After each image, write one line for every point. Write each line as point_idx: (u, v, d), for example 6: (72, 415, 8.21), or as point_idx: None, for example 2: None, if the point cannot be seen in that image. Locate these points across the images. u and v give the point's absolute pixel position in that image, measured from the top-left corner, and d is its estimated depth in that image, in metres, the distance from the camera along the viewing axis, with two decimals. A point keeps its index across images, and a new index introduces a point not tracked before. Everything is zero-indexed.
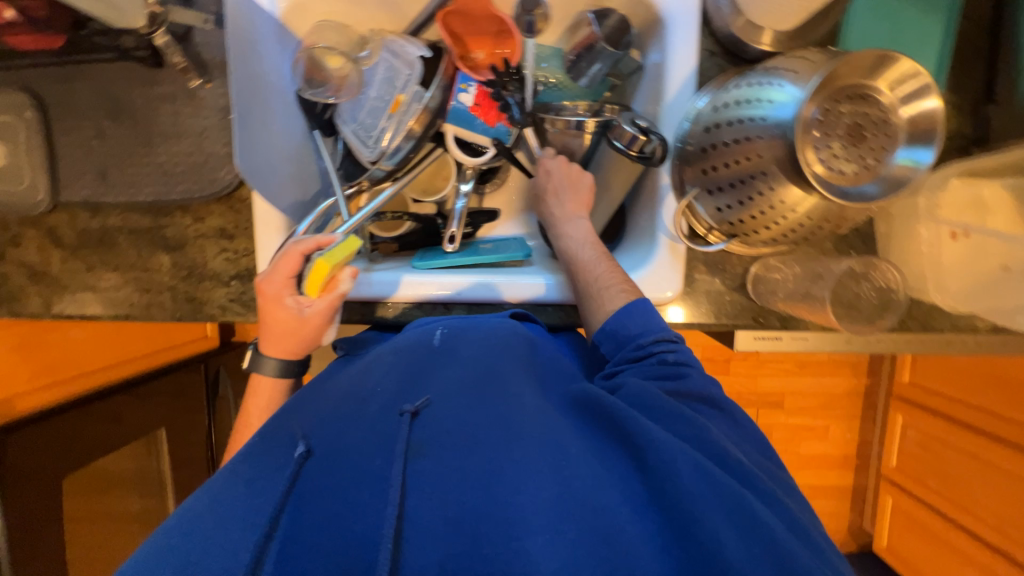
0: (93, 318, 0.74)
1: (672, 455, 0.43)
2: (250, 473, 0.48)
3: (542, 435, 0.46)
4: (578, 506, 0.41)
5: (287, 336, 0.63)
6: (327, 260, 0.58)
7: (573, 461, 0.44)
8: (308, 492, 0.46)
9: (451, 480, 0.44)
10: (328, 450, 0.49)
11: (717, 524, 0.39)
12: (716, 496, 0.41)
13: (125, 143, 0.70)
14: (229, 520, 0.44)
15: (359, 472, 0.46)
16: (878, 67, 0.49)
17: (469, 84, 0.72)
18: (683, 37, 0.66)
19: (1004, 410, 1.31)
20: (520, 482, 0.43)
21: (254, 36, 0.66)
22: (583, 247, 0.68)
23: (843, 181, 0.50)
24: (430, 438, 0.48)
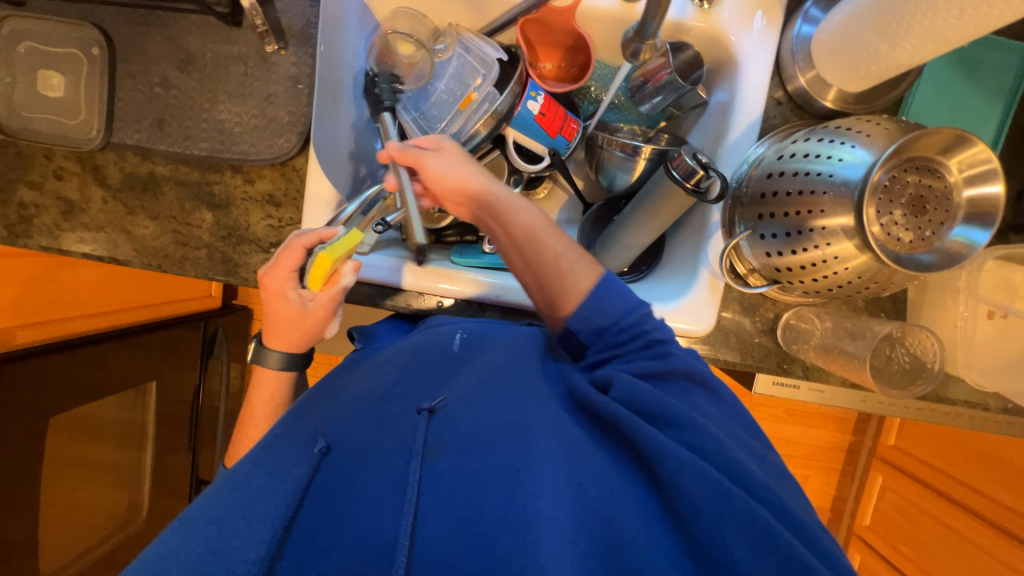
0: (124, 264, 0.73)
1: (682, 470, 0.41)
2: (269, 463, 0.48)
3: (558, 442, 0.44)
4: (594, 517, 0.40)
5: (289, 328, 0.62)
6: (329, 255, 0.55)
7: (589, 470, 0.43)
8: (328, 488, 0.47)
9: (466, 483, 0.43)
10: (349, 447, 0.49)
11: (731, 544, 0.38)
12: (726, 511, 0.39)
13: (189, 95, 0.69)
14: (252, 504, 0.44)
15: (378, 470, 0.46)
16: (952, 147, 0.51)
17: (538, 93, 0.71)
18: (754, 82, 0.67)
19: (983, 485, 1.35)
20: (538, 487, 0.41)
21: (340, 14, 0.67)
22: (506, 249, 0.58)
23: (898, 248, 0.52)
24: (448, 439, 0.46)
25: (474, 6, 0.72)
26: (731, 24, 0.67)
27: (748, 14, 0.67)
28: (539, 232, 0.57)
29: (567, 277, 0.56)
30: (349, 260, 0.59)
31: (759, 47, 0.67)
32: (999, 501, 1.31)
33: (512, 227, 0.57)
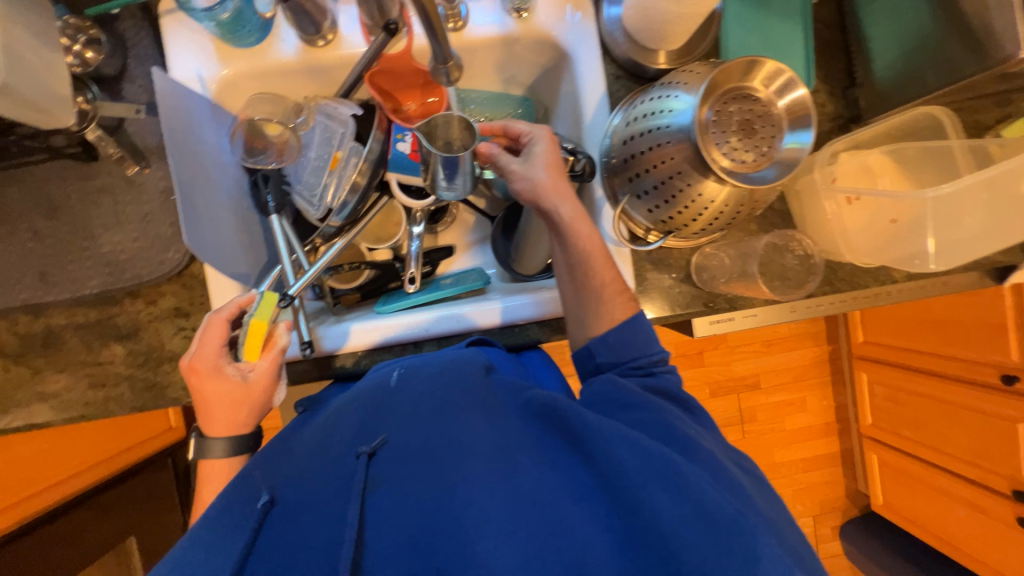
0: (45, 425, 0.70)
1: (615, 447, 0.47)
2: (211, 531, 0.47)
3: (492, 450, 0.50)
4: (528, 507, 0.45)
5: (230, 409, 0.60)
6: (261, 317, 0.60)
7: (523, 468, 0.49)
8: (273, 540, 0.47)
9: (408, 508, 0.47)
10: (293, 497, 0.50)
11: (657, 497, 0.44)
12: (653, 474, 0.45)
13: (64, 239, 0.69)
14: (211, 561, 0.45)
15: (325, 510, 0.48)
16: (750, 70, 0.57)
17: (404, 134, 0.76)
18: (589, 65, 0.73)
19: (946, 350, 1.42)
20: (472, 495, 0.47)
21: (190, 118, 0.66)
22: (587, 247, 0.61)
23: (746, 169, 0.57)
24: (388, 473, 0.50)
25: (320, 75, 0.75)
26: (549, 23, 0.73)
27: (561, 9, 0.73)
28: (599, 261, 0.61)
29: (603, 306, 0.61)
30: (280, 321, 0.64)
31: (580, 35, 0.73)
32: (964, 359, 1.38)
33: (573, 248, 0.61)
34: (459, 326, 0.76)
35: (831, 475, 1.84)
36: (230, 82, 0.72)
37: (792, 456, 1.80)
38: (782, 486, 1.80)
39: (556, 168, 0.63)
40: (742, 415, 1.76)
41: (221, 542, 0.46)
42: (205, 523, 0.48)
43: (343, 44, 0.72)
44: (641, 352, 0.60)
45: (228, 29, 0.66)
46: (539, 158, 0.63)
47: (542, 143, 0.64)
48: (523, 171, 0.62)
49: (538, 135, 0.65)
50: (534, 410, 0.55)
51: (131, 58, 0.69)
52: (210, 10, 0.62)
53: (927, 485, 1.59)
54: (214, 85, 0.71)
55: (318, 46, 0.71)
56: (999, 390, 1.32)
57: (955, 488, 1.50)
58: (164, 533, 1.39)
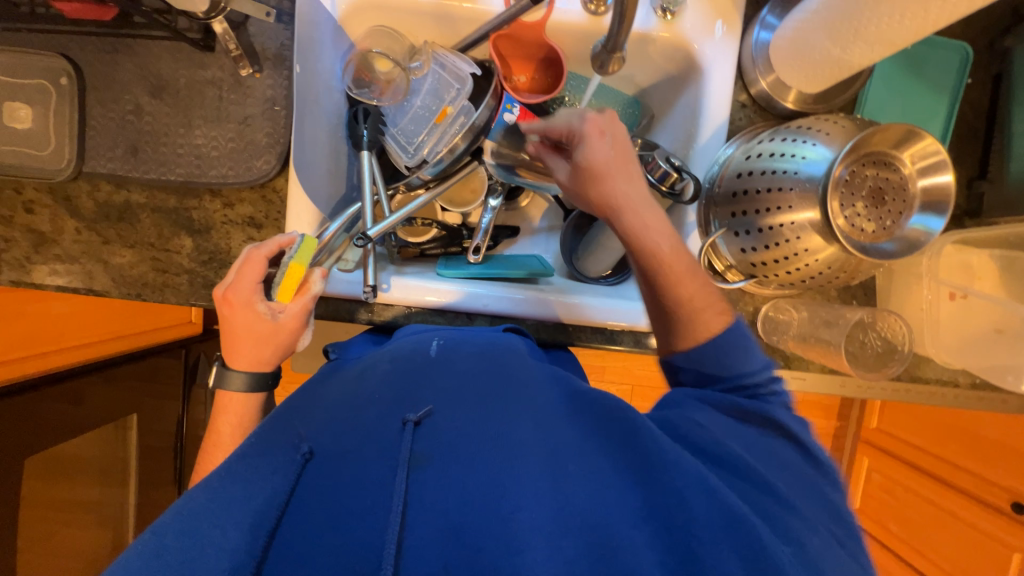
0: (101, 294, 0.72)
1: (683, 486, 0.43)
2: (245, 469, 0.46)
3: (543, 450, 0.46)
4: (580, 524, 0.41)
5: (259, 343, 0.60)
6: (301, 261, 0.59)
7: (574, 479, 0.44)
8: (312, 492, 0.45)
9: (454, 493, 0.44)
10: (333, 450, 0.48)
11: (723, 553, 0.39)
12: (718, 518, 0.41)
13: (163, 122, 0.69)
14: (251, 492, 0.44)
15: (364, 475, 0.45)
16: (904, 140, 0.54)
17: (513, 105, 0.72)
18: (720, 86, 0.71)
19: (965, 463, 1.38)
20: (521, 498, 0.43)
21: (314, 37, 0.67)
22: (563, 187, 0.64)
23: (863, 238, 0.55)
24: (434, 449, 0.47)
25: (445, 23, 0.73)
26: (691, 33, 0.70)
27: (708, 23, 0.70)
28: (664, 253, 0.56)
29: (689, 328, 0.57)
30: (315, 269, 0.63)
31: (721, 53, 0.70)
32: (982, 477, 1.34)
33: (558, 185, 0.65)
34: (514, 308, 0.76)
35: None
36: (358, 6, 0.70)
37: None
38: None
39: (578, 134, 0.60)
40: None
41: (259, 482, 0.45)
42: (241, 459, 0.47)
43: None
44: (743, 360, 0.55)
45: None
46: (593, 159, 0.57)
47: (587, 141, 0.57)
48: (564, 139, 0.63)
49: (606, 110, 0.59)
50: (586, 415, 0.52)
51: None
52: None
53: None
54: (343, 5, 0.69)
55: None
56: (1004, 515, 1.29)
57: None
58: (162, 419, 1.44)
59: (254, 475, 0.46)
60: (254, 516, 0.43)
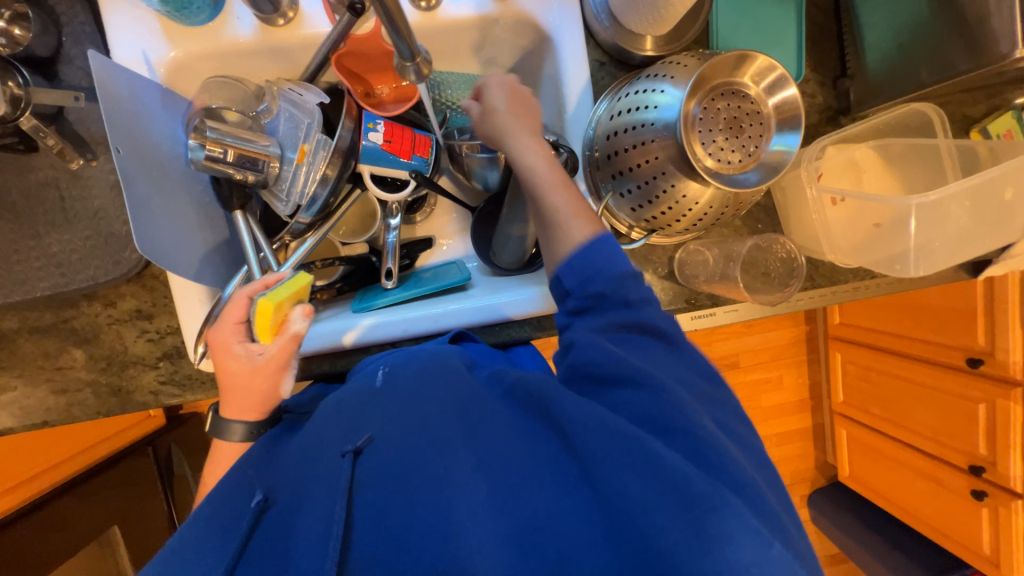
0: (4, 432, 0.67)
1: (585, 431, 0.47)
2: (195, 539, 0.49)
3: (476, 444, 0.51)
4: (513, 500, 0.47)
5: (237, 389, 0.58)
6: (269, 298, 0.55)
7: (510, 456, 0.50)
8: (263, 546, 0.49)
9: (395, 505, 0.48)
10: (287, 503, 0.51)
11: (632, 480, 0.44)
12: (620, 453, 0.45)
13: (8, 238, 0.64)
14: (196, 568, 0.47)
15: (311, 515, 0.49)
16: (740, 65, 0.55)
17: (376, 123, 0.71)
18: (572, 50, 0.69)
19: (920, 333, 1.46)
20: (456, 487, 0.48)
21: (136, 108, 0.60)
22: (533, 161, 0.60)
23: (731, 170, 0.56)
24: (375, 469, 0.51)
25: (282, 57, 0.69)
26: (529, 4, 0.68)
27: None
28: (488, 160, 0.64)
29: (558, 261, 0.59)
30: (297, 306, 0.58)
31: (564, 16, 0.69)
32: (937, 343, 1.42)
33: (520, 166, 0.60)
34: (439, 325, 0.74)
35: (803, 448, 1.93)
36: (181, 64, 0.65)
37: (766, 431, 1.88)
38: None
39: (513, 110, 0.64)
40: None
41: (207, 548, 0.48)
42: (188, 531, 0.50)
43: (305, 23, 0.66)
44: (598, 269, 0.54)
45: (174, 6, 0.60)
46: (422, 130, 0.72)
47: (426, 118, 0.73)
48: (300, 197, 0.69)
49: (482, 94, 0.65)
50: (512, 401, 0.55)
51: (66, 37, 0.62)
52: None
53: (892, 459, 1.67)
54: (162, 68, 0.64)
55: (278, 25, 0.65)
56: (964, 372, 1.37)
57: (917, 461, 1.58)
58: (150, 519, 1.39)
59: (197, 545, 0.49)
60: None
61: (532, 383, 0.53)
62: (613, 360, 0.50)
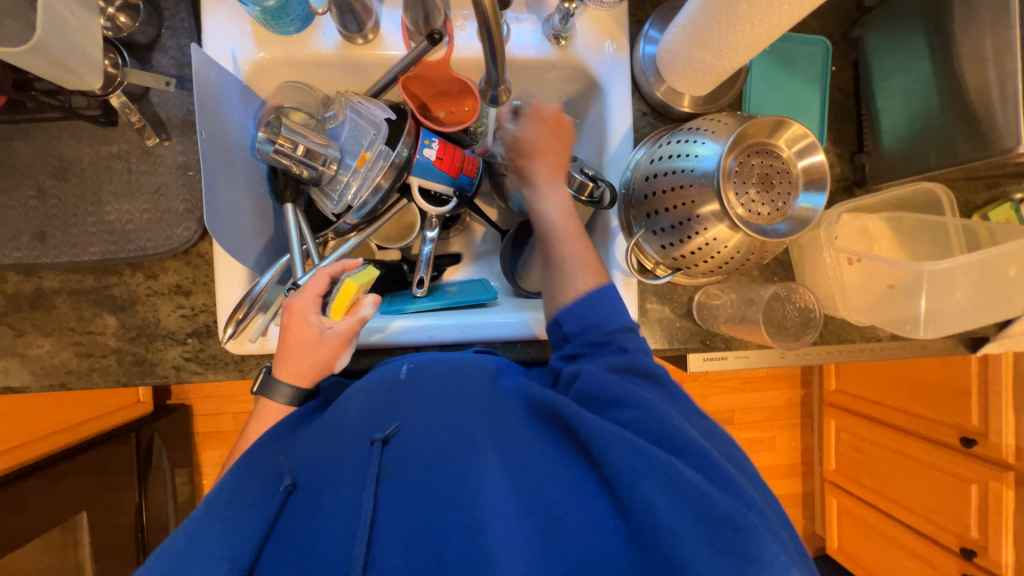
0: (20, 390, 0.68)
1: (607, 442, 0.48)
2: (225, 509, 0.51)
3: (504, 448, 0.52)
4: (540, 509, 0.47)
5: (299, 355, 0.62)
6: (354, 281, 0.63)
7: (534, 463, 0.51)
8: (291, 524, 0.50)
9: (423, 498, 0.49)
10: (312, 483, 0.52)
11: (656, 501, 0.45)
12: (643, 469, 0.46)
13: (70, 202, 0.66)
14: (225, 543, 0.48)
15: (335, 498, 0.50)
16: (776, 130, 0.61)
17: (432, 140, 0.76)
18: (619, 99, 0.76)
19: (914, 407, 1.48)
20: (483, 488, 0.48)
21: (220, 98, 0.64)
22: (560, 217, 0.69)
23: (761, 221, 0.61)
24: (401, 460, 0.51)
25: (354, 71, 0.75)
26: (586, 54, 0.76)
27: (599, 43, 0.76)
28: (561, 225, 0.68)
29: (569, 282, 0.66)
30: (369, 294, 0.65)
31: (614, 69, 0.76)
32: (930, 419, 1.44)
33: (544, 217, 0.69)
34: (464, 335, 0.76)
35: (792, 515, 1.90)
36: (264, 66, 0.71)
37: None
38: None
39: (552, 153, 0.70)
40: None
41: (239, 522, 0.50)
42: (220, 500, 0.52)
43: (382, 45, 0.72)
44: (602, 318, 0.62)
45: (271, 16, 0.65)
46: (521, 138, 0.71)
47: (528, 121, 0.71)
48: (339, 199, 0.73)
49: (541, 122, 0.70)
50: (534, 411, 0.56)
51: (165, 29, 0.68)
52: None
53: (882, 535, 1.64)
54: (247, 67, 0.70)
55: (357, 43, 0.71)
56: (956, 450, 1.39)
57: (905, 538, 1.56)
58: (118, 511, 1.32)
59: (232, 514, 0.50)
60: (232, 552, 0.47)
61: (549, 396, 0.54)
62: (617, 387, 0.54)
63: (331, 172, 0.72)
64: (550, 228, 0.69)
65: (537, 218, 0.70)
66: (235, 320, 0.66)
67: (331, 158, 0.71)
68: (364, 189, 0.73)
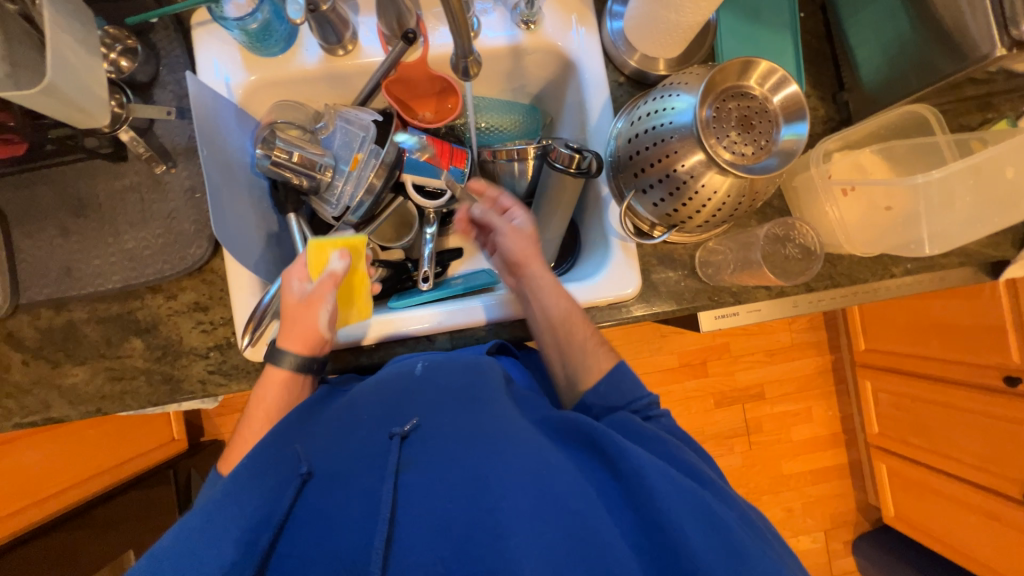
0: (60, 419, 0.71)
1: (642, 465, 0.49)
2: (242, 490, 0.51)
3: (528, 450, 0.52)
4: (562, 512, 0.47)
5: (285, 319, 0.65)
6: (321, 240, 0.67)
7: (557, 468, 0.51)
8: (302, 514, 0.50)
9: (442, 491, 0.49)
10: (328, 470, 0.52)
11: (689, 527, 0.46)
12: (675, 492, 0.48)
13: (91, 236, 0.71)
14: (241, 530, 0.48)
15: (352, 487, 0.50)
16: (745, 72, 0.62)
17: (419, 137, 0.79)
18: (593, 73, 0.78)
19: (949, 354, 1.43)
20: (507, 489, 0.49)
21: (217, 121, 0.69)
22: (566, 300, 0.71)
23: (747, 161, 0.62)
24: (421, 455, 0.52)
25: (339, 82, 0.79)
26: (555, 35, 0.78)
27: (566, 22, 0.78)
28: (575, 316, 0.70)
29: (587, 357, 0.68)
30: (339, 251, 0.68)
31: (585, 46, 0.78)
32: (968, 363, 1.39)
33: (552, 303, 0.70)
34: (474, 317, 0.76)
35: (841, 488, 1.82)
36: (255, 90, 0.76)
37: (799, 468, 1.79)
38: (791, 499, 1.78)
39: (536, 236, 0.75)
40: (748, 426, 1.76)
41: (255, 505, 0.50)
42: (235, 488, 0.51)
43: (362, 54, 0.76)
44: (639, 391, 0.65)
45: (256, 38, 0.70)
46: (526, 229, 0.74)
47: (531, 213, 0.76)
48: (338, 199, 0.77)
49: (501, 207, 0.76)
50: (554, 422, 0.58)
51: (163, 66, 0.73)
52: (240, 20, 0.66)
53: (939, 495, 1.56)
54: (240, 91, 0.74)
55: (338, 55, 0.75)
56: (1001, 392, 1.33)
57: (962, 493, 1.48)
58: None
59: (250, 493, 0.51)
60: (247, 541, 0.48)
61: (579, 417, 0.56)
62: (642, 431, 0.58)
63: (327, 177, 0.75)
64: (559, 313, 0.70)
65: (544, 305, 0.70)
66: (251, 329, 0.68)
67: (326, 163, 0.75)
68: (362, 184, 0.77)
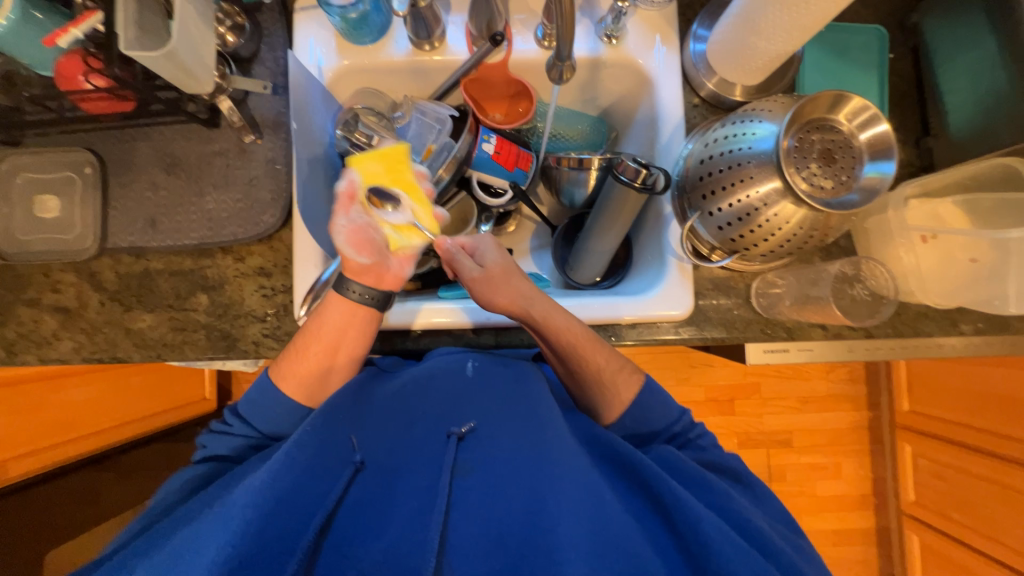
0: (123, 360, 0.75)
1: (700, 517, 0.49)
2: (304, 470, 0.51)
3: (581, 477, 0.53)
4: (612, 546, 0.48)
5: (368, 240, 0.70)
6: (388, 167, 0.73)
7: (610, 502, 0.52)
8: (364, 501, 0.53)
9: (493, 504, 0.52)
10: (385, 466, 0.56)
11: None
12: (731, 548, 0.47)
13: (177, 194, 0.76)
14: (301, 509, 0.50)
15: (411, 484, 0.55)
16: (836, 105, 0.61)
17: (490, 135, 0.81)
18: (669, 92, 0.79)
19: (1001, 426, 1.34)
20: (559, 515, 0.49)
21: (307, 101, 0.73)
22: (569, 331, 0.66)
23: (824, 194, 0.61)
24: (475, 462, 0.56)
25: (421, 75, 0.82)
26: (636, 51, 0.79)
27: (649, 40, 0.79)
28: (583, 345, 0.66)
29: (610, 390, 0.67)
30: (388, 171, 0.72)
31: (664, 66, 0.79)
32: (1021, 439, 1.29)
33: (557, 340, 0.66)
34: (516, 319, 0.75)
35: (864, 554, 1.72)
36: (343, 75, 0.80)
37: (821, 526, 1.70)
38: None
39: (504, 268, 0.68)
40: (770, 473, 1.69)
41: (315, 489, 0.51)
42: (292, 467, 0.50)
43: (447, 51, 0.79)
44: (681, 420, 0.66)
45: (352, 26, 0.74)
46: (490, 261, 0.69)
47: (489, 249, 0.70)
48: None
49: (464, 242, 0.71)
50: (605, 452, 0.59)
51: (264, 44, 0.78)
52: (343, 8, 0.69)
53: None
54: (330, 75, 0.79)
55: (424, 50, 0.78)
56: None
57: None
58: None
59: (308, 472, 0.51)
60: (307, 520, 0.50)
61: (633, 454, 0.56)
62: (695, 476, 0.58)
63: None
64: (566, 347, 0.66)
65: (551, 343, 0.66)
66: (309, 299, 0.71)
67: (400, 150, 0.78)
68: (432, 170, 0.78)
